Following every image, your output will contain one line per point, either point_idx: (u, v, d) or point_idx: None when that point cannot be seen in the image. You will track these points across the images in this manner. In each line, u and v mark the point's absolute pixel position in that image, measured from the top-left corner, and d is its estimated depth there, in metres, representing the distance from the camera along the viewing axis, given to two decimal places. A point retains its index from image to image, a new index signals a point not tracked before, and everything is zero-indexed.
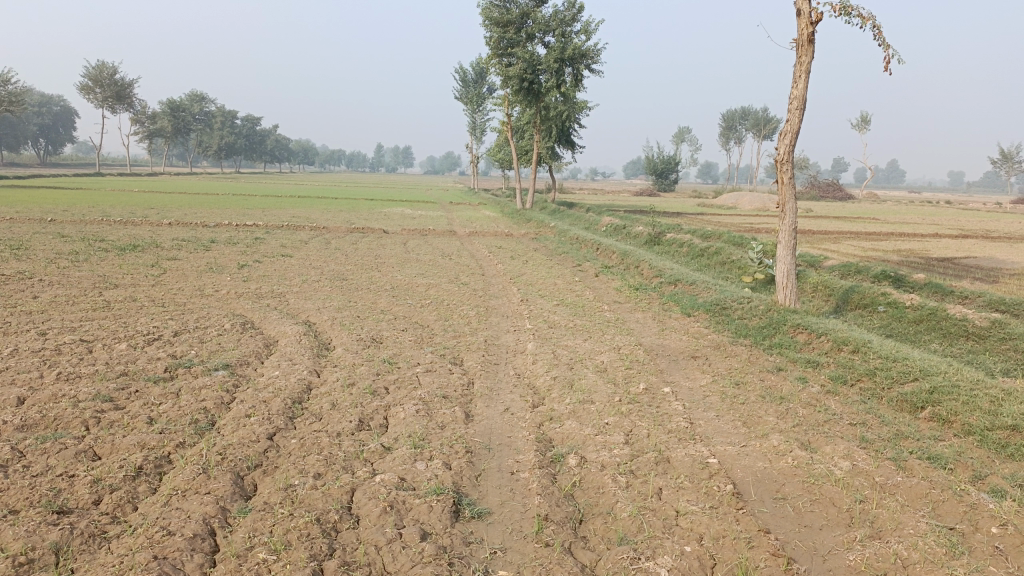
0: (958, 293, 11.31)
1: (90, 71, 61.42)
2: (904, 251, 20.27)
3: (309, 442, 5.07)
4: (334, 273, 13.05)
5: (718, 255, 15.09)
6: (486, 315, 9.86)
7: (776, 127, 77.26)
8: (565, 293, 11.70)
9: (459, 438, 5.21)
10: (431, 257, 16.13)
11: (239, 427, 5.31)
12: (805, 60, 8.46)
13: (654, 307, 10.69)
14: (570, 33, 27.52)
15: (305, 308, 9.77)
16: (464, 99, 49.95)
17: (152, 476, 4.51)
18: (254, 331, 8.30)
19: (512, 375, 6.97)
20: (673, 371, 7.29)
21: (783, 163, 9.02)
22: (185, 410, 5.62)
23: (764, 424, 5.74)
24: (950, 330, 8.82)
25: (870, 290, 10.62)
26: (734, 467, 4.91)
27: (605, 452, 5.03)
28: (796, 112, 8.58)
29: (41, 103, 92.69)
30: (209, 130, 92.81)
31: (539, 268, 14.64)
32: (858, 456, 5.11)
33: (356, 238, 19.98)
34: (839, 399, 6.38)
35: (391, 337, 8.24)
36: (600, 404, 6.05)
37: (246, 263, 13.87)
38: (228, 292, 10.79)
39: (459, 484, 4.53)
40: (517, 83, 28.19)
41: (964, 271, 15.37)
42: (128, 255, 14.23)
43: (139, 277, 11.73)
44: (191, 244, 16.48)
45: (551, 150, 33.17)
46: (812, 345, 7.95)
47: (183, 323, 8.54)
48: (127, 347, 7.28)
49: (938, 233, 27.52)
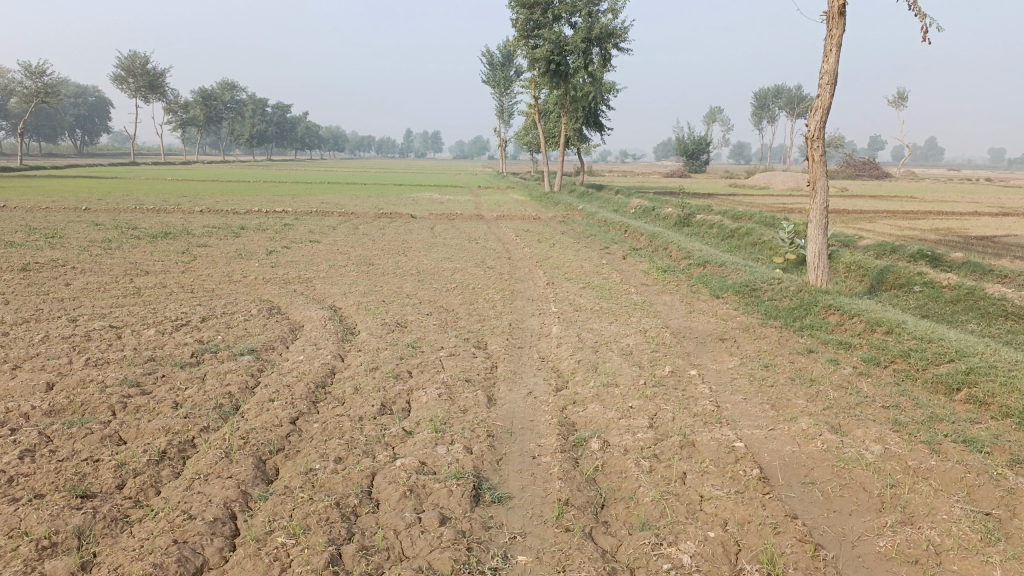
0: (997, 272, 11.00)
1: (123, 62, 62.16)
2: (941, 230, 19.79)
3: (332, 426, 5.06)
4: (361, 258, 13.06)
5: (749, 235, 14.86)
6: (511, 298, 9.81)
7: (810, 105, 75.91)
8: (592, 275, 11.60)
9: (481, 422, 5.17)
10: (458, 241, 16.09)
11: (262, 411, 5.32)
12: (835, 34, 8.22)
13: (682, 289, 10.54)
14: (596, 13, 27.21)
15: (331, 294, 9.81)
16: (492, 82, 49.73)
17: (176, 460, 4.53)
18: (280, 316, 8.34)
19: (536, 359, 6.91)
20: (700, 353, 7.17)
21: (814, 140, 8.80)
22: (210, 395, 5.65)
23: (793, 407, 5.61)
24: (988, 310, 8.58)
25: (905, 270, 10.37)
26: (761, 451, 4.80)
27: (629, 436, 4.95)
28: (827, 87, 8.35)
29: (77, 94, 94.14)
30: (240, 119, 93.62)
31: (567, 251, 14.55)
32: (890, 439, 4.98)
33: (384, 223, 20.03)
34: (871, 381, 6.23)
35: (416, 322, 8.23)
36: (624, 387, 5.96)
37: (274, 249, 13.95)
38: (256, 277, 10.86)
39: (480, 468, 4.48)
40: (544, 64, 27.94)
41: (1004, 249, 14.98)
42: (159, 243, 14.39)
43: (169, 264, 11.84)
44: (222, 231, 16.64)
45: (579, 132, 32.90)
46: (844, 327, 7.76)
47: (211, 308, 8.60)
48: (155, 333, 7.35)
49: (976, 211, 26.86)
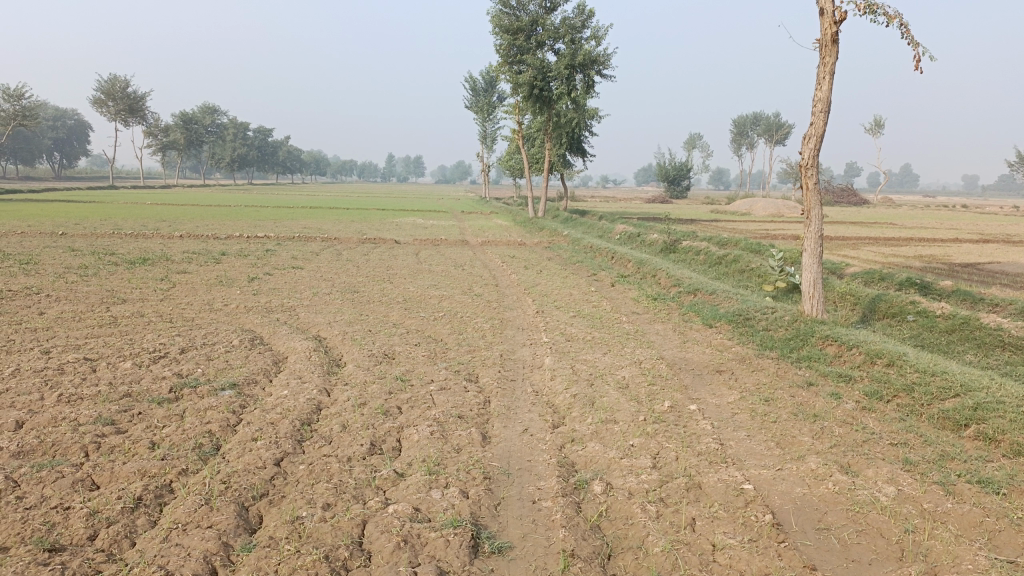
0: (988, 300, 10.94)
1: (103, 85, 61.79)
2: (925, 257, 19.81)
3: (319, 468, 4.79)
4: (345, 286, 12.80)
5: (736, 263, 14.77)
6: (501, 328, 9.59)
7: (788, 133, 76.89)
8: (581, 304, 11.41)
9: (476, 463, 4.93)
10: (444, 268, 15.87)
11: (244, 452, 5.04)
12: (829, 62, 8.16)
13: (674, 318, 10.38)
14: (580, 39, 27.33)
15: (315, 323, 9.52)
16: (475, 108, 49.86)
17: (152, 508, 4.25)
18: (263, 348, 8.05)
19: (530, 393, 6.67)
20: (698, 386, 6.97)
21: (808, 169, 8.69)
22: (189, 434, 5.36)
23: (799, 445, 5.41)
24: (984, 340, 8.48)
25: (898, 298, 10.27)
26: (770, 494, 4.59)
27: (633, 477, 4.72)
28: (821, 115, 8.27)
29: (55, 116, 93.40)
30: (221, 142, 93.15)
31: (554, 278, 14.38)
32: (902, 480, 4.79)
33: (367, 248, 19.75)
34: (876, 417, 6.05)
35: (404, 353, 7.97)
36: (624, 424, 5.73)
37: (256, 276, 13.66)
38: (237, 306, 10.55)
39: (478, 514, 4.23)
40: (528, 90, 28.01)
41: (990, 277, 14.98)
42: (137, 269, 14.04)
43: (147, 292, 11.51)
44: (202, 257, 16.32)
45: (562, 157, 32.93)
46: (843, 358, 7.61)
47: (190, 339, 8.29)
48: (132, 366, 7.03)
49: (957, 237, 27.03)
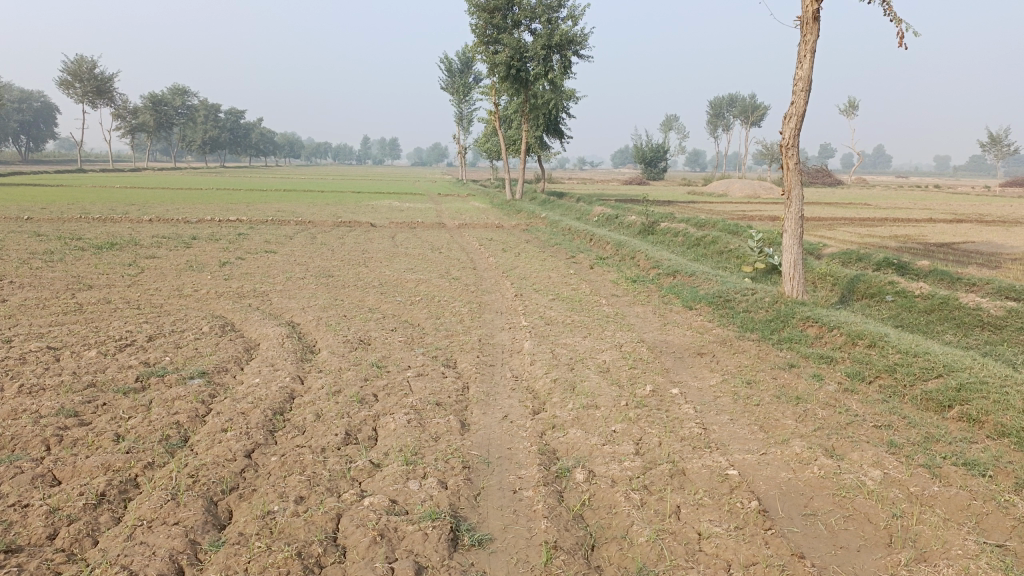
0: (965, 280, 10.96)
1: (70, 66, 60.33)
2: (900, 237, 19.90)
3: (291, 459, 4.62)
4: (319, 270, 12.56)
5: (715, 244, 14.71)
6: (479, 311, 9.43)
7: (764, 114, 77.14)
8: (560, 286, 11.28)
9: (455, 452, 4.78)
10: (421, 251, 15.66)
11: (213, 444, 4.86)
12: (810, 39, 8.04)
13: (653, 300, 10.29)
14: (556, 19, 27.02)
15: (289, 308, 9.30)
16: (450, 89, 49.38)
17: (116, 504, 4.06)
18: (234, 334, 7.83)
19: (510, 378, 6.53)
20: (680, 370, 6.87)
21: (789, 148, 8.59)
22: (156, 425, 5.16)
23: (783, 428, 5.33)
24: (963, 320, 8.47)
25: (876, 278, 10.25)
26: (755, 479, 4.50)
27: (616, 465, 4.61)
28: (802, 94, 8.16)
29: (21, 99, 91.20)
30: (192, 125, 91.61)
31: (532, 260, 14.23)
32: (888, 463, 4.73)
33: (342, 232, 19.46)
34: (859, 399, 5.99)
35: (380, 338, 7.79)
36: (606, 409, 5.61)
37: (227, 260, 13.35)
38: (208, 291, 10.29)
39: (457, 505, 4.10)
40: (504, 70, 27.70)
41: (965, 257, 15.05)
42: (105, 254, 13.67)
43: (115, 278, 11.19)
44: (172, 241, 15.95)
45: (539, 139, 32.70)
46: (824, 339, 7.54)
47: (159, 326, 8.05)
48: (97, 355, 6.80)
49: (931, 217, 27.22)
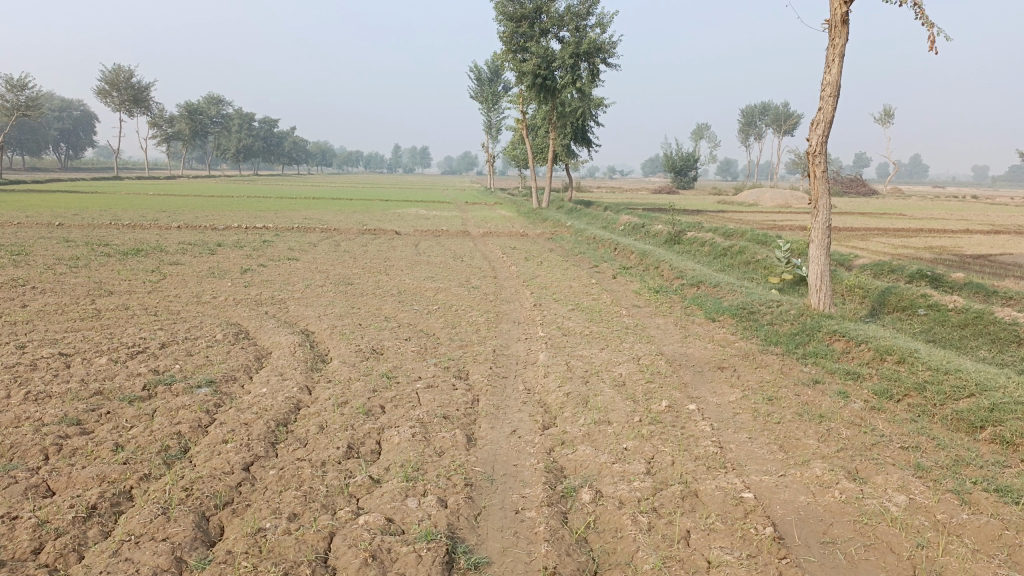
0: (1001, 293, 10.57)
1: (107, 75, 61.44)
2: (936, 249, 19.37)
3: (289, 474, 4.48)
4: (339, 277, 12.49)
5: (742, 254, 14.41)
6: (496, 321, 9.27)
7: (797, 123, 76.29)
8: (580, 296, 11.08)
9: (458, 468, 4.62)
10: (443, 259, 15.56)
11: (212, 456, 4.74)
12: (838, 43, 7.78)
13: (675, 311, 10.06)
14: (584, 27, 26.87)
15: (304, 316, 9.22)
16: (480, 98, 49.44)
17: (107, 517, 3.95)
18: (246, 342, 7.75)
19: (522, 391, 6.36)
20: (698, 384, 6.64)
21: (815, 156, 8.32)
22: (156, 435, 5.06)
23: (804, 448, 5.08)
24: (999, 336, 8.13)
25: (908, 291, 9.92)
26: (772, 503, 4.27)
27: (625, 485, 4.41)
28: (830, 100, 7.90)
29: (61, 108, 93.23)
30: (226, 133, 92.84)
31: (555, 270, 14.05)
32: (914, 487, 4.47)
33: (367, 239, 19.45)
34: (886, 418, 5.72)
35: (393, 348, 7.67)
36: (618, 426, 5.41)
37: (249, 267, 13.35)
38: (226, 298, 10.25)
39: (455, 526, 3.93)
40: (532, 79, 27.63)
41: (1002, 269, 14.57)
42: (130, 260, 13.75)
43: (136, 284, 11.23)
44: (197, 248, 16.01)
45: (567, 147, 32.55)
46: (851, 354, 7.25)
47: (172, 333, 8.00)
48: (107, 362, 6.75)
49: (968, 229, 26.50)
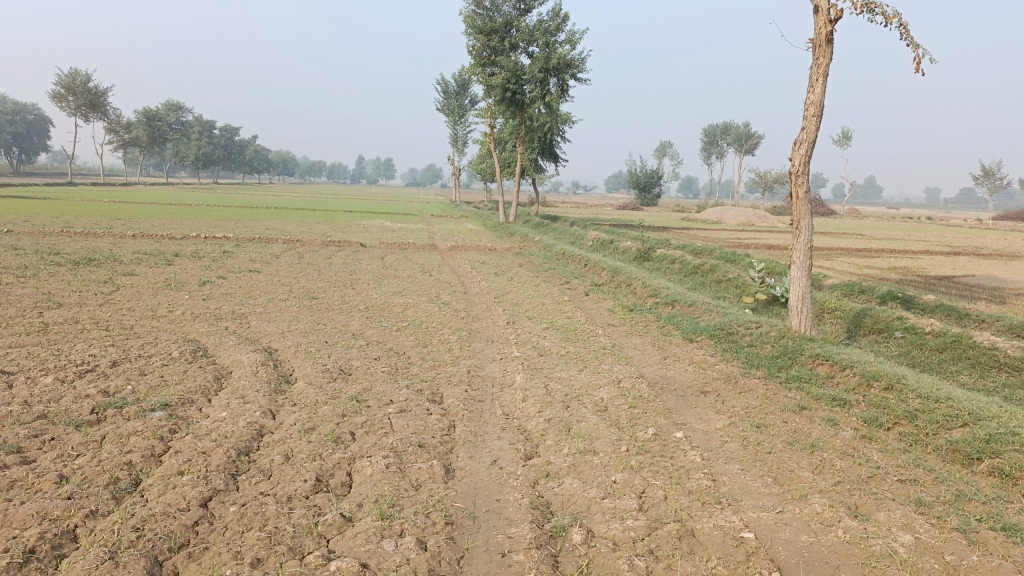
0: (973, 316, 10.57)
1: (64, 79, 59.94)
2: (899, 270, 19.54)
3: (252, 511, 4.09)
4: (303, 291, 12.04)
5: (713, 273, 14.30)
6: (469, 340, 8.93)
7: (758, 143, 77.40)
8: (554, 314, 10.81)
9: (437, 505, 4.28)
10: (410, 273, 15.18)
11: (166, 490, 4.32)
12: (823, 62, 7.65)
13: (652, 331, 9.83)
14: (554, 42, 26.79)
15: (267, 333, 8.77)
16: (446, 111, 49.21)
17: (47, 563, 3.52)
18: (205, 361, 7.29)
19: (500, 417, 6.03)
20: (683, 410, 6.38)
21: (798, 176, 8.16)
22: (104, 466, 4.62)
23: (800, 482, 4.84)
24: (978, 360, 8.04)
25: (884, 313, 9.84)
26: (774, 543, 4.00)
27: (617, 524, 4.11)
28: (814, 119, 7.76)
29: (14, 111, 90.77)
30: (185, 140, 91.13)
31: (525, 286, 13.77)
32: (919, 526, 4.25)
33: (331, 251, 18.99)
34: (879, 448, 5.51)
35: (362, 369, 7.29)
36: (605, 456, 5.11)
37: (208, 279, 12.82)
38: (183, 312, 9.75)
39: (437, 572, 3.59)
40: (501, 93, 27.45)
41: (967, 291, 14.68)
42: (82, 271, 13.11)
43: (87, 296, 10.66)
44: (154, 258, 15.40)
45: (534, 162, 32.41)
46: (836, 379, 7.07)
47: (125, 350, 7.51)
48: (53, 382, 6.25)
49: (928, 250, 26.93)
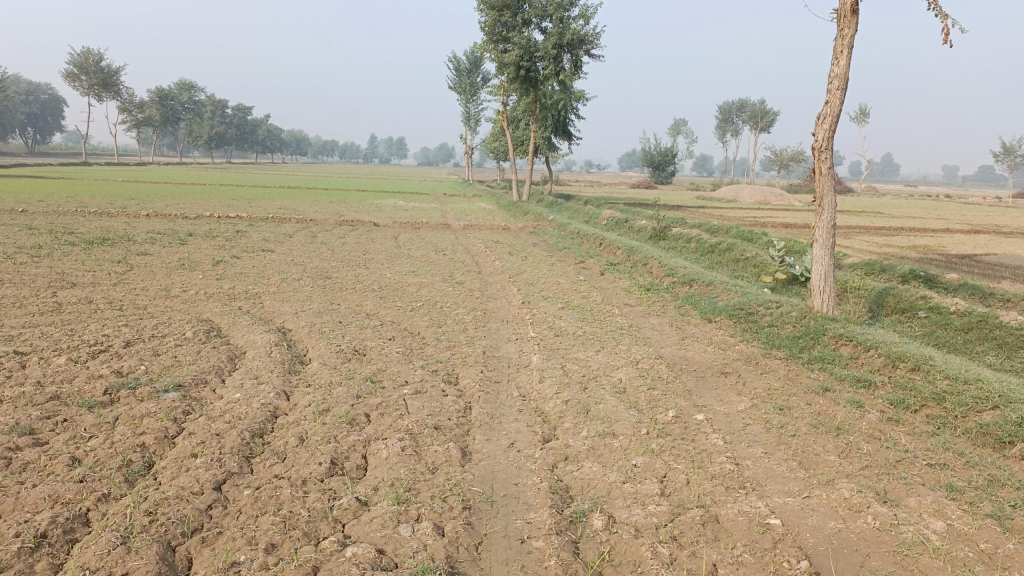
0: (999, 295, 10.34)
1: (76, 58, 59.85)
2: (920, 248, 19.21)
3: (267, 495, 4.02)
4: (317, 271, 11.94)
5: (730, 251, 14.10)
6: (484, 320, 8.82)
7: (773, 120, 76.47)
8: (570, 294, 10.67)
9: (454, 488, 4.19)
10: (424, 253, 15.07)
11: (179, 473, 4.25)
12: (848, 33, 7.43)
13: (670, 311, 9.68)
14: (568, 18, 26.39)
15: (280, 313, 8.69)
16: (459, 89, 48.84)
17: (58, 547, 3.45)
18: (218, 342, 7.22)
19: (517, 398, 5.92)
20: (703, 392, 6.25)
21: (822, 151, 7.96)
22: (117, 449, 4.55)
23: (826, 466, 4.71)
24: (1006, 340, 7.85)
25: (907, 293, 9.64)
26: (801, 530, 3.88)
27: (639, 509, 4.00)
28: (838, 93, 7.55)
29: (29, 91, 90.92)
30: (198, 120, 91.04)
31: (540, 265, 13.63)
32: (951, 512, 4.12)
33: (345, 231, 18.89)
34: (906, 431, 5.37)
35: (377, 349, 7.20)
36: (625, 439, 5.00)
37: (221, 259, 12.76)
38: (197, 292, 9.68)
39: (456, 559, 3.50)
40: (514, 70, 27.12)
41: (990, 270, 14.41)
42: (95, 251, 13.07)
43: (101, 276, 10.60)
44: (167, 238, 15.34)
45: (548, 140, 32.11)
46: (860, 360, 6.92)
47: (138, 330, 7.45)
48: (66, 362, 6.19)
49: (948, 228, 26.51)
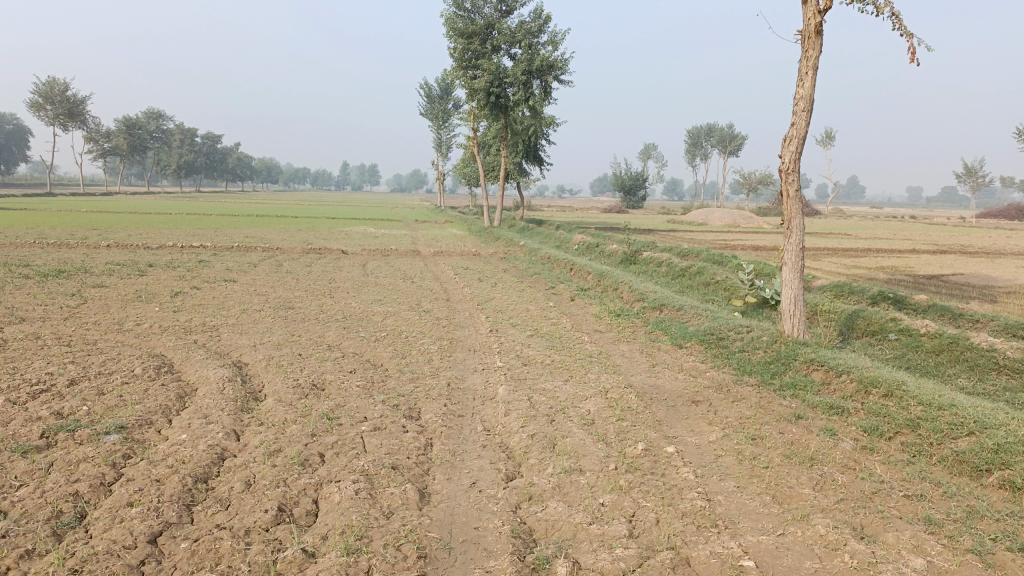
0: (968, 316, 10.31)
1: (41, 87, 59.15)
2: (888, 269, 19.31)
3: (206, 547, 3.73)
4: (279, 301, 11.64)
5: (701, 275, 14.02)
6: (450, 350, 8.58)
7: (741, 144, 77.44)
8: (539, 321, 10.48)
9: (409, 535, 3.93)
10: (392, 280, 14.82)
11: (112, 525, 3.95)
12: (812, 55, 7.38)
13: (640, 337, 9.52)
14: (536, 44, 26.51)
15: (238, 346, 8.38)
16: (430, 115, 48.87)
17: None
18: (168, 378, 6.89)
19: (481, 433, 5.68)
20: (673, 422, 6.05)
21: (789, 174, 7.87)
22: (47, 498, 4.23)
23: (801, 500, 4.52)
24: (977, 362, 7.76)
25: (877, 315, 9.57)
26: (775, 572, 3.67)
27: (605, 553, 3.77)
28: (803, 115, 7.48)
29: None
30: (167, 149, 90.25)
31: (509, 291, 13.44)
32: (930, 547, 3.94)
33: (311, 259, 18.58)
34: (881, 460, 5.20)
35: (336, 383, 6.92)
36: (592, 476, 4.78)
37: (180, 290, 12.40)
38: (152, 326, 9.34)
39: None
40: (484, 97, 27.09)
41: (957, 290, 14.49)
42: (50, 283, 12.65)
43: (52, 310, 10.22)
44: (126, 269, 14.94)
45: (518, 165, 32.09)
46: (833, 387, 6.77)
47: (85, 368, 7.10)
48: (2, 404, 5.84)
49: (915, 248, 26.80)
